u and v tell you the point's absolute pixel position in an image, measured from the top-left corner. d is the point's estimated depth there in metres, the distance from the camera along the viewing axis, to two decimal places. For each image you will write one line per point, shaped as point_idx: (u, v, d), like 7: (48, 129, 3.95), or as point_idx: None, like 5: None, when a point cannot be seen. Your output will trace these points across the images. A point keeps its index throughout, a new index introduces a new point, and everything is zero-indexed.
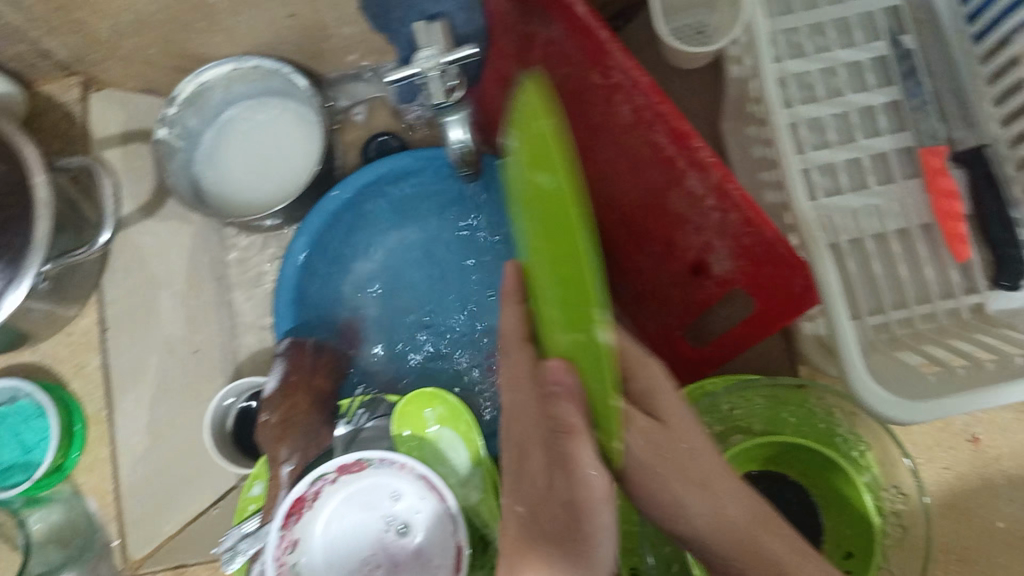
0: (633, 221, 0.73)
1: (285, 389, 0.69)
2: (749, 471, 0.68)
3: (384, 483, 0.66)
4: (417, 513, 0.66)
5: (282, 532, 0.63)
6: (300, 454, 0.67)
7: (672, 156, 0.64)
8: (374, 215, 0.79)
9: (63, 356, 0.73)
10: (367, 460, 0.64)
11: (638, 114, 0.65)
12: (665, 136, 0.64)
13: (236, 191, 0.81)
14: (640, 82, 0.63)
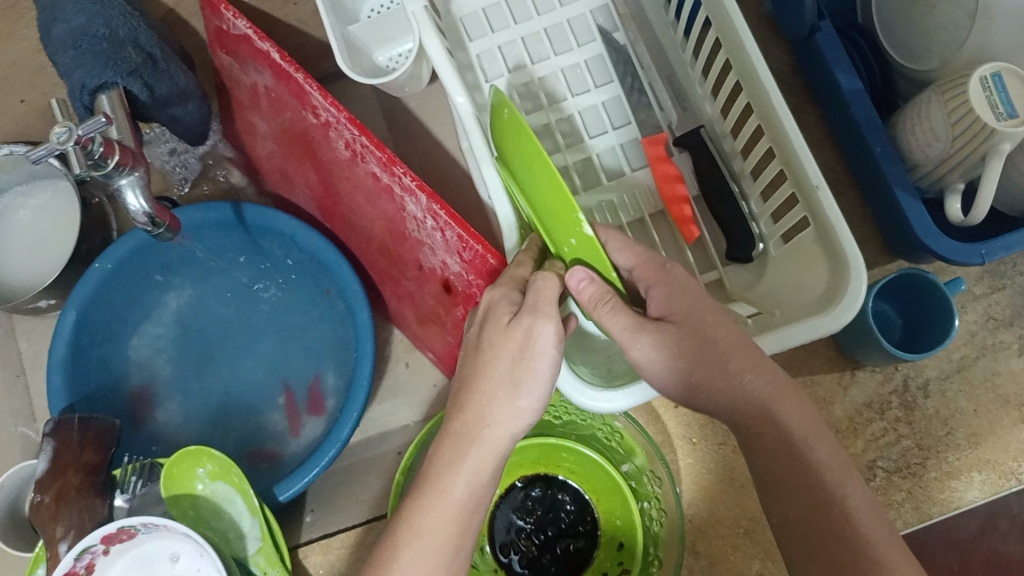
0: (387, 248, 0.74)
1: (55, 468, 0.68)
2: (513, 483, 0.66)
3: (162, 546, 0.67)
4: (196, 569, 0.66)
5: None
6: (76, 531, 0.67)
7: (387, 183, 0.67)
8: (146, 281, 0.79)
9: None
10: (132, 527, 0.64)
11: (351, 148, 0.68)
12: (377, 165, 0.66)
13: (11, 278, 0.81)
14: (341, 118, 0.66)
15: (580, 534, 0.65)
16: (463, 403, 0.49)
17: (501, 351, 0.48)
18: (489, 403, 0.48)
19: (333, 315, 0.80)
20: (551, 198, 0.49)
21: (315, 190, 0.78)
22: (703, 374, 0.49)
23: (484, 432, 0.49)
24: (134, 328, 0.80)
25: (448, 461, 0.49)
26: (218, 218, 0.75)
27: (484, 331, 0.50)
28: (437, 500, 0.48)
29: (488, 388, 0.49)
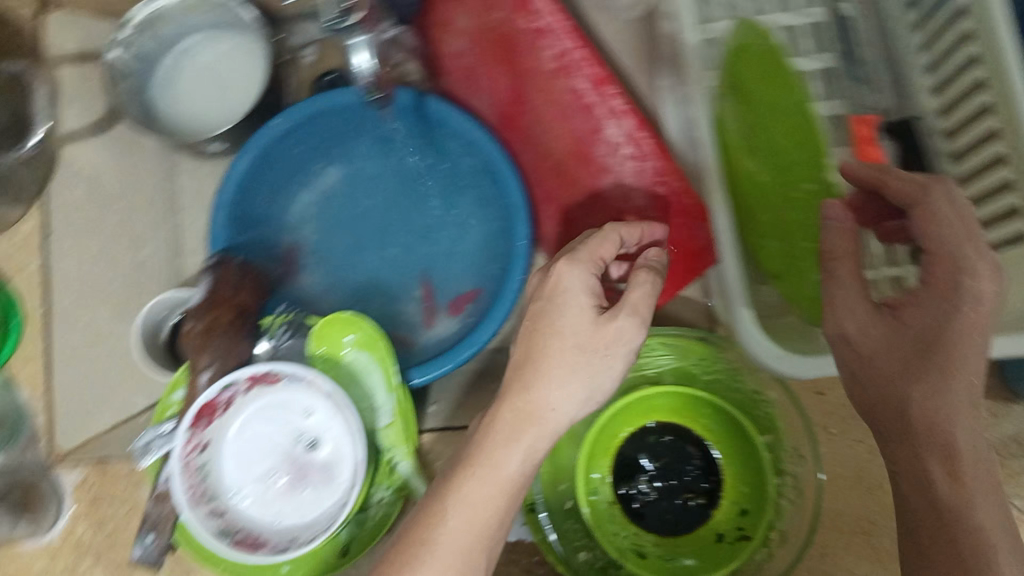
0: (562, 169, 0.73)
1: (212, 300, 0.71)
2: (646, 425, 0.69)
3: (297, 399, 0.69)
4: (327, 429, 0.68)
5: (191, 433, 0.66)
6: (220, 363, 0.69)
7: (592, 104, 0.65)
8: (313, 150, 0.81)
9: (6, 255, 0.75)
10: (278, 373, 0.67)
11: (561, 60, 0.66)
12: (586, 82, 0.64)
13: (189, 119, 0.81)
14: (562, 27, 0.64)
15: (701, 491, 0.66)
16: (524, 380, 0.51)
17: (576, 330, 0.51)
18: (552, 385, 0.50)
19: (489, 221, 0.80)
20: (802, 122, 0.55)
21: (500, 96, 0.77)
22: (907, 400, 0.50)
23: (545, 413, 0.50)
24: (293, 191, 0.82)
25: (505, 436, 0.49)
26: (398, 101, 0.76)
27: (555, 308, 0.52)
28: (490, 468, 0.49)
29: (556, 373, 0.50)
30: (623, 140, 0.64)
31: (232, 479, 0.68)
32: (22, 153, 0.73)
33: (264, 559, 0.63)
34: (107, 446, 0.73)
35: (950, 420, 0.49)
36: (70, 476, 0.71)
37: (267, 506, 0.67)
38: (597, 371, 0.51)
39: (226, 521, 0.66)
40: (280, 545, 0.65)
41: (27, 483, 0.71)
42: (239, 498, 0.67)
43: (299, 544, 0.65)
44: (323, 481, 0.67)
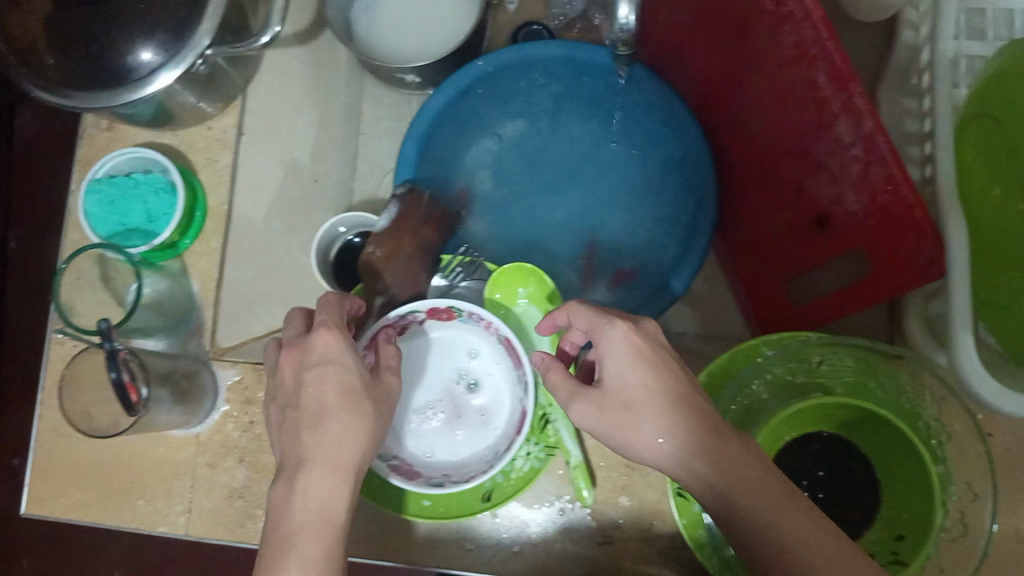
0: (765, 159, 0.72)
1: (394, 230, 0.71)
2: (815, 432, 0.68)
3: (465, 338, 0.70)
4: (489, 373, 0.70)
5: (367, 354, 0.66)
6: (395, 290, 0.70)
7: (826, 99, 0.63)
8: (502, 95, 0.78)
9: (199, 146, 0.75)
10: (457, 310, 0.67)
11: (801, 49, 0.63)
12: (826, 75, 0.62)
13: (388, 42, 0.81)
14: (814, 16, 0.61)
15: (855, 508, 0.66)
16: (308, 436, 0.54)
17: (340, 382, 0.56)
18: (311, 429, 0.55)
19: (674, 198, 0.76)
20: None
21: (705, 75, 0.76)
22: (731, 473, 0.49)
23: (343, 459, 0.54)
24: (474, 135, 0.78)
25: (323, 489, 0.52)
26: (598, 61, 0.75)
27: (314, 361, 0.57)
28: (295, 517, 0.51)
29: (327, 418, 0.55)
30: (856, 142, 0.60)
31: (392, 406, 0.68)
32: (251, 48, 0.65)
33: (423, 487, 0.62)
34: (264, 351, 0.74)
35: (729, 489, 0.49)
36: (228, 372, 0.72)
37: (421, 440, 0.67)
38: (340, 441, 0.54)
39: (384, 445, 0.65)
40: (436, 479, 0.64)
41: (188, 370, 0.71)
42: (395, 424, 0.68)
43: (454, 480, 0.64)
44: (479, 423, 0.68)
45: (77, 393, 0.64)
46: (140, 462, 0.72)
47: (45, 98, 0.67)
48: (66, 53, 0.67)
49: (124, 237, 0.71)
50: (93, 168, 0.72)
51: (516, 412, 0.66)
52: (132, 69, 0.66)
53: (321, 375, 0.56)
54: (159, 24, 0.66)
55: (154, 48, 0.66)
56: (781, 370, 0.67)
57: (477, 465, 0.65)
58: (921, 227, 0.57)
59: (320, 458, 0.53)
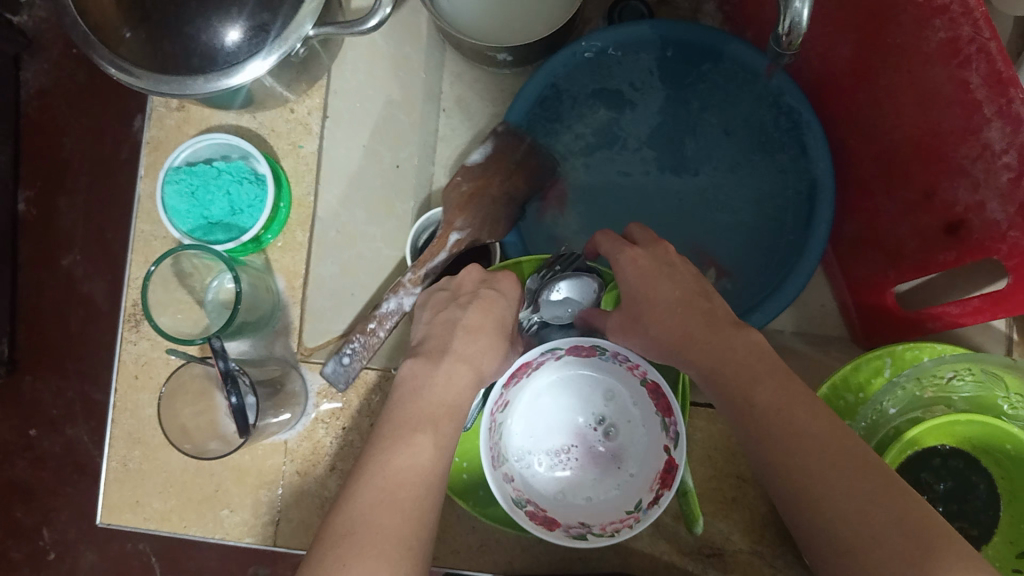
0: (894, 158, 0.67)
1: (485, 164, 0.68)
2: (940, 445, 0.63)
3: (604, 381, 0.64)
4: (625, 418, 0.63)
5: (503, 390, 0.60)
6: (472, 231, 0.67)
7: (978, 101, 0.57)
8: (597, 79, 0.76)
9: (281, 131, 0.70)
10: (600, 349, 0.61)
11: (954, 46, 0.58)
12: (981, 76, 0.56)
13: (476, 20, 0.75)
14: (975, 12, 0.55)
15: (974, 522, 0.63)
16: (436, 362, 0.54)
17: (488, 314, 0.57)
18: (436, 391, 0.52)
19: (780, 188, 0.73)
20: None
21: (829, 64, 0.72)
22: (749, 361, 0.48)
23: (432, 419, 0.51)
24: (566, 122, 0.76)
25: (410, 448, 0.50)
26: (702, 40, 0.72)
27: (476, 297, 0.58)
28: (412, 406, 0.51)
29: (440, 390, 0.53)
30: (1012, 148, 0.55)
31: (521, 446, 0.62)
32: (358, 34, 0.60)
33: (564, 540, 0.55)
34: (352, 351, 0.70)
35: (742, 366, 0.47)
36: (318, 376, 0.67)
37: (555, 486, 0.61)
38: (479, 357, 0.55)
39: (517, 488, 0.59)
40: (574, 530, 0.57)
41: (275, 373, 0.67)
42: (524, 466, 0.61)
43: (594, 531, 0.57)
44: (615, 468, 0.61)
45: (179, 407, 0.66)
46: (221, 470, 0.67)
47: (124, 79, 0.60)
48: (144, 28, 0.59)
49: (205, 232, 0.66)
50: (170, 156, 0.67)
51: (657, 459, 0.58)
52: (222, 50, 0.59)
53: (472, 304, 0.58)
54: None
55: (243, 26, 0.59)
56: (912, 386, 0.63)
57: (616, 515, 0.57)
58: None
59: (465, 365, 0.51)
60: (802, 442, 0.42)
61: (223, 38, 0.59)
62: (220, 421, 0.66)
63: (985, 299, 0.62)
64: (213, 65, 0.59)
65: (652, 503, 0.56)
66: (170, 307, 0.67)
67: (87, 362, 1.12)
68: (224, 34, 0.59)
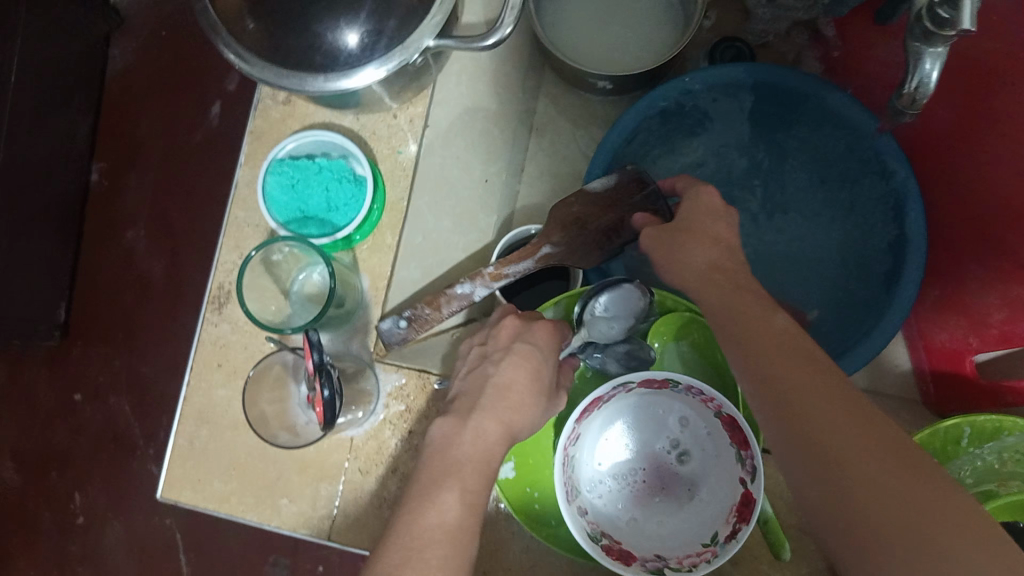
0: (991, 228, 0.66)
1: (604, 194, 0.66)
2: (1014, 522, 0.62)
3: (673, 407, 0.63)
4: (698, 444, 0.63)
5: (574, 423, 0.61)
6: (562, 251, 0.66)
7: None
8: (691, 119, 0.77)
9: (382, 134, 0.72)
10: (673, 382, 0.60)
11: None
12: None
13: (578, 44, 0.77)
14: None
15: None
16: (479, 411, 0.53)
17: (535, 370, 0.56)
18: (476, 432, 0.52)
19: (866, 243, 0.73)
20: None
21: (933, 126, 0.71)
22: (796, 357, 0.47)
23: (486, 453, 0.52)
24: (659, 157, 0.79)
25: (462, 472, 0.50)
26: (804, 89, 0.71)
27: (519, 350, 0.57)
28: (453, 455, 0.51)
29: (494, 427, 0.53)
30: None
31: (592, 475, 0.63)
32: (476, 51, 0.61)
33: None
34: (422, 355, 0.70)
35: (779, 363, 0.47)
36: (390, 378, 0.68)
37: (630, 517, 0.62)
38: (511, 414, 0.54)
39: (592, 521, 0.60)
40: (652, 564, 0.57)
41: (350, 370, 0.68)
42: (597, 498, 0.62)
43: (671, 565, 0.57)
44: (688, 496, 0.62)
45: (258, 393, 0.67)
46: (285, 458, 0.68)
47: (241, 67, 0.62)
48: (268, 21, 0.61)
49: (299, 224, 0.68)
50: (275, 147, 0.68)
51: (734, 493, 0.58)
52: (341, 52, 0.61)
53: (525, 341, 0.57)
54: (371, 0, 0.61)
55: (361, 31, 0.61)
56: (991, 459, 0.62)
57: (694, 549, 0.58)
58: None
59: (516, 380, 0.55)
60: (846, 436, 0.42)
61: (343, 40, 0.61)
62: (292, 412, 0.67)
63: None
64: (330, 64, 0.61)
65: (730, 538, 0.56)
66: (258, 294, 0.69)
67: (137, 341, 1.15)
68: (343, 37, 0.61)
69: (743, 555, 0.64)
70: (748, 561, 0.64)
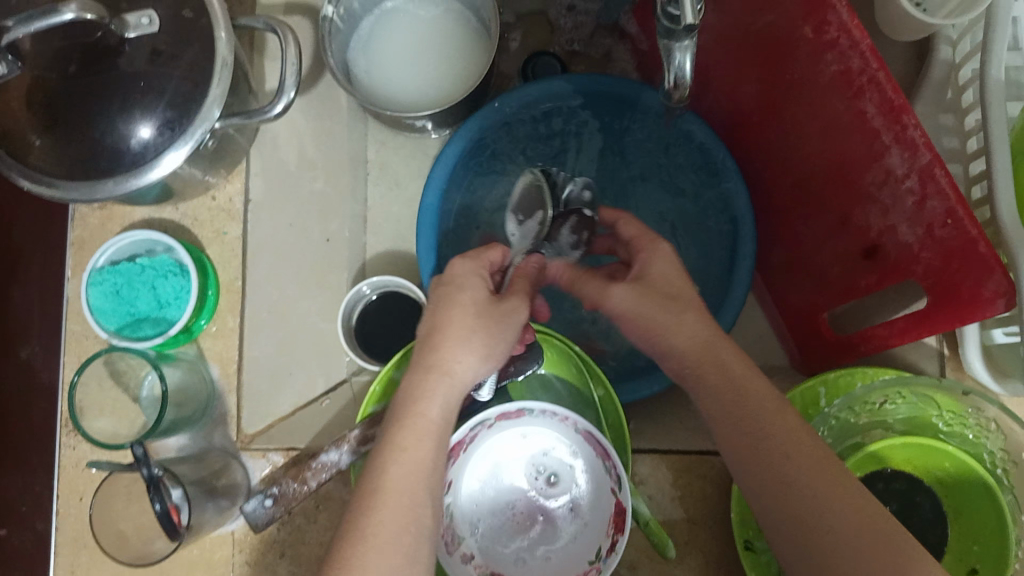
0: (810, 187, 0.68)
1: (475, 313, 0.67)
2: (882, 468, 0.63)
3: (538, 433, 0.63)
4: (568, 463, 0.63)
5: None
6: None
7: (875, 130, 0.59)
8: (514, 138, 0.77)
9: (204, 219, 0.72)
10: (530, 410, 0.61)
11: (847, 78, 0.60)
12: (875, 105, 0.58)
13: (390, 86, 0.77)
14: (862, 45, 0.57)
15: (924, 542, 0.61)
16: (432, 334, 0.51)
17: (473, 302, 0.52)
18: (454, 346, 0.50)
19: (700, 224, 0.75)
20: None
21: (738, 101, 0.73)
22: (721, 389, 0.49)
23: (456, 365, 0.50)
24: (490, 180, 0.78)
25: (433, 389, 0.50)
26: (608, 89, 0.73)
27: (457, 284, 0.53)
28: (428, 363, 0.50)
29: (461, 332, 0.51)
30: (911, 174, 0.57)
31: (472, 520, 0.62)
32: (266, 119, 0.61)
33: None
34: (294, 432, 0.68)
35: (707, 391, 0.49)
36: (258, 463, 0.67)
37: (517, 554, 0.61)
38: (471, 327, 0.51)
39: None
40: None
41: (216, 466, 0.66)
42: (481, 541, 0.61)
43: None
44: (568, 517, 0.62)
45: (118, 508, 0.65)
46: (170, 566, 0.66)
47: (33, 187, 0.60)
48: (52, 136, 0.59)
49: (132, 328, 0.66)
50: (93, 257, 0.66)
51: (607, 504, 0.59)
52: (131, 149, 0.59)
53: (465, 270, 0.54)
54: (159, 89, 0.59)
55: (155, 123, 0.59)
56: (846, 414, 0.63)
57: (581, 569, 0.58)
58: (989, 260, 0.54)
59: (471, 299, 0.52)
60: (796, 469, 0.44)
61: (134, 136, 0.59)
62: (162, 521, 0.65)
63: (921, 316, 0.62)
64: (120, 165, 0.59)
65: (610, 552, 0.57)
66: (104, 410, 0.67)
67: None
68: (135, 132, 0.59)
69: (639, 558, 0.64)
70: (645, 562, 0.64)
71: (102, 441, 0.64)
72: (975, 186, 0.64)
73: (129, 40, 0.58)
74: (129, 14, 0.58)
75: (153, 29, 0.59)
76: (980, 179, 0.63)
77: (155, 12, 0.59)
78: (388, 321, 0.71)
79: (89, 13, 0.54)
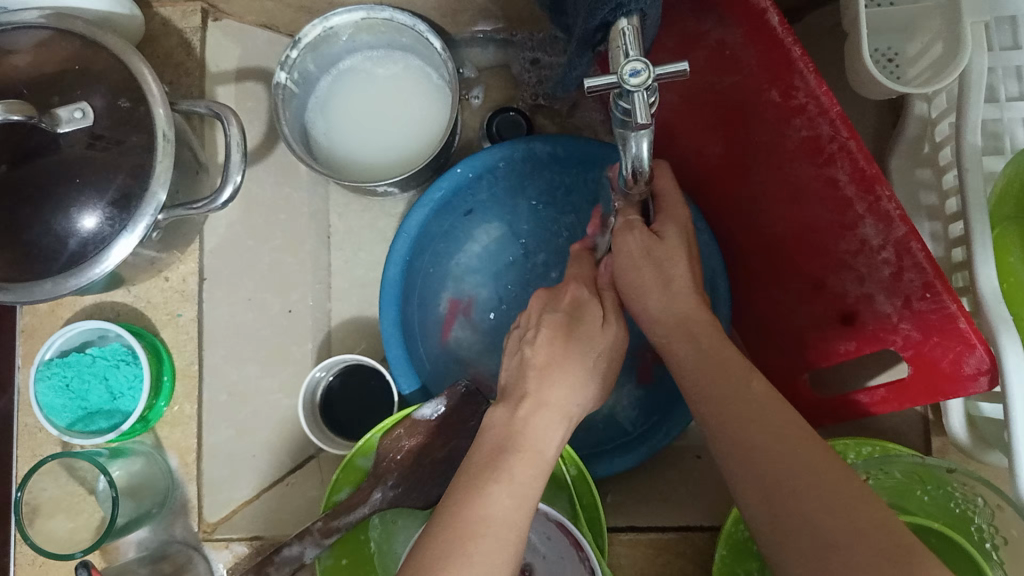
0: (782, 249, 0.66)
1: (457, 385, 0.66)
2: None
3: None
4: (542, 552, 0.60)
5: None
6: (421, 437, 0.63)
7: (848, 199, 0.57)
8: (479, 199, 0.74)
9: (157, 302, 0.68)
10: None
11: (816, 144, 0.58)
12: (847, 173, 0.56)
13: (350, 149, 0.74)
14: (830, 112, 0.55)
15: None
16: (541, 367, 0.51)
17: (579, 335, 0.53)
18: (557, 382, 0.50)
19: None
20: None
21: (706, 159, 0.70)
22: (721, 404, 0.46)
23: (558, 402, 0.49)
24: (455, 243, 0.75)
25: (542, 423, 0.48)
26: (574, 151, 0.70)
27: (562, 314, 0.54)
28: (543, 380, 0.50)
29: (568, 367, 0.51)
30: (887, 246, 0.55)
31: None
32: (212, 210, 0.57)
33: None
34: (257, 518, 0.65)
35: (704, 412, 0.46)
36: (222, 554, 0.64)
37: None
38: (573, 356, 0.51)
39: None
40: None
41: (179, 560, 0.65)
42: None
43: None
44: None
45: None
46: None
47: None
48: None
49: (85, 422, 0.64)
50: (41, 349, 0.64)
51: None
52: (74, 241, 0.55)
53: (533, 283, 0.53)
54: (103, 182, 0.55)
55: (100, 214, 0.55)
56: None
57: None
58: (970, 337, 0.53)
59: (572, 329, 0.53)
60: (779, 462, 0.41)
61: (80, 229, 0.55)
62: None
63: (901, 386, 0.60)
64: (62, 263, 0.55)
65: None
66: (60, 508, 0.64)
67: None
68: (80, 224, 0.55)
69: None
70: None
71: (55, 548, 0.62)
72: (956, 249, 0.61)
73: (62, 134, 0.54)
74: (60, 107, 0.54)
75: (88, 121, 0.55)
76: (960, 243, 0.60)
77: (89, 105, 0.55)
78: (349, 402, 0.70)
79: (14, 113, 0.51)
